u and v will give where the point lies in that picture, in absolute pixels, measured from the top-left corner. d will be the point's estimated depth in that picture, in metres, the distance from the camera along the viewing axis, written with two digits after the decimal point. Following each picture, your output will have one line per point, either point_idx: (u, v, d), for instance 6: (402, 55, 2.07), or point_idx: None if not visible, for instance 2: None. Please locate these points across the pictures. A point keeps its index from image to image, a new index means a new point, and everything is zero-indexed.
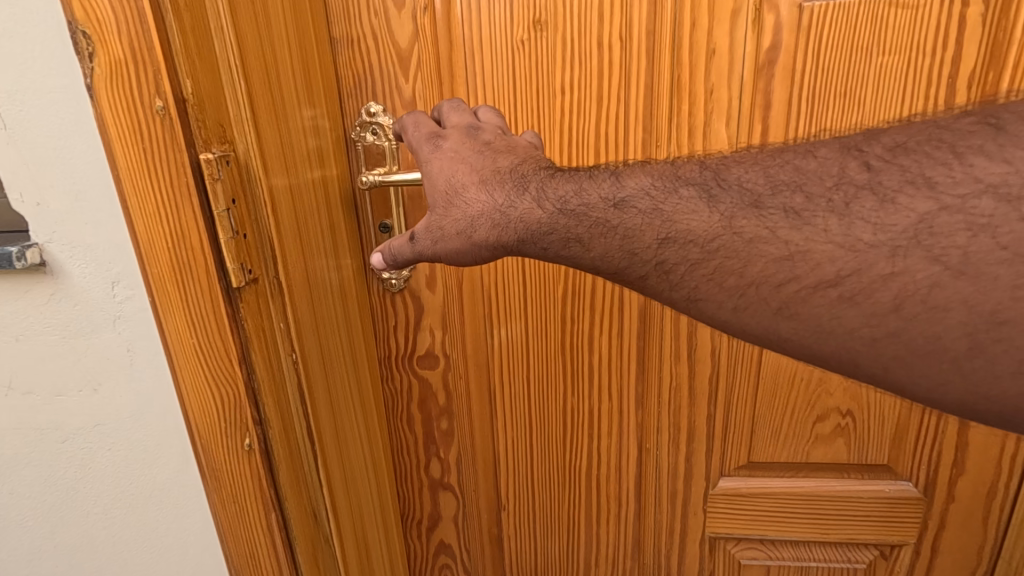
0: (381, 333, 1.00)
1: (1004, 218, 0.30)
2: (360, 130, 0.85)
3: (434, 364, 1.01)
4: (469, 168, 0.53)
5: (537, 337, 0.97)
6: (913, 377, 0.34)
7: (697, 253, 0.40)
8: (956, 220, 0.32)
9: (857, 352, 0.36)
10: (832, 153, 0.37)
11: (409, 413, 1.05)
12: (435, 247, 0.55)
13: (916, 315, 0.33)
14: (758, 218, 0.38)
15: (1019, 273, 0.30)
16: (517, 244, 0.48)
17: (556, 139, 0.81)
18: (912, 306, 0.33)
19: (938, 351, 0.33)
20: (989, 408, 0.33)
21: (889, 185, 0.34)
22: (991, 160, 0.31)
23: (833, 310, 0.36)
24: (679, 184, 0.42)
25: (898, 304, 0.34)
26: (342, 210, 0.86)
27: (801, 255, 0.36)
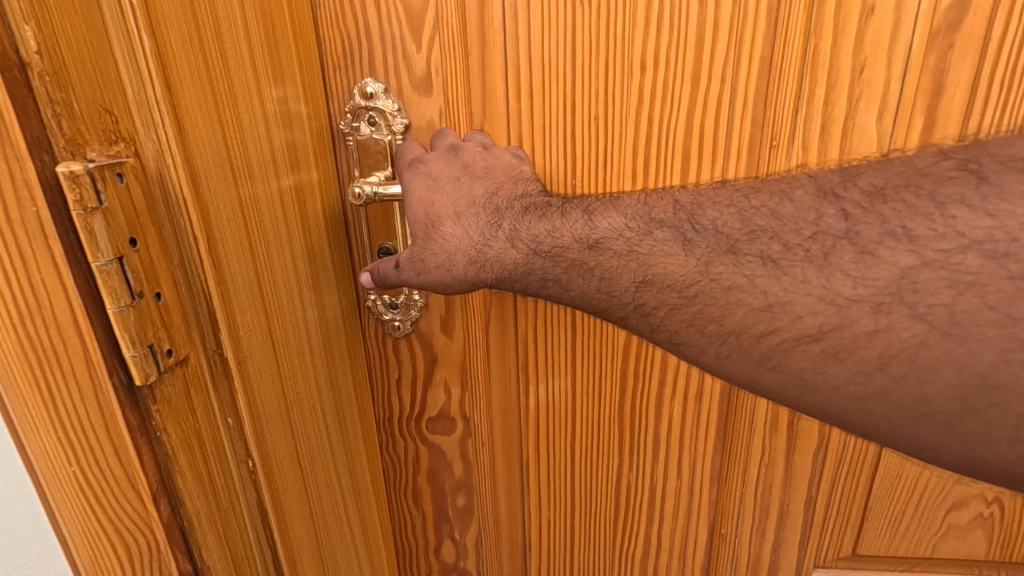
0: (378, 390, 0.61)
1: (989, 276, 0.28)
2: (355, 120, 0.51)
3: (451, 430, 0.62)
4: (449, 198, 0.47)
5: (588, 400, 0.60)
6: (907, 440, 0.32)
7: (677, 298, 0.37)
8: (938, 275, 0.29)
9: (843, 409, 0.33)
10: (809, 199, 0.34)
11: (414, 485, 0.66)
12: (416, 283, 0.49)
13: (903, 376, 0.31)
14: (736, 263, 0.35)
15: (1010, 334, 0.28)
16: (494, 282, 0.46)
17: (610, 168, 0.51)
18: (898, 367, 0.31)
19: (927, 414, 0.31)
20: (986, 470, 0.30)
21: (867, 235, 0.31)
22: (974, 212, 0.28)
23: (821, 368, 0.33)
24: (651, 225, 0.39)
25: (882, 361, 0.31)
26: (313, 212, 0.49)
27: (782, 307, 0.34)
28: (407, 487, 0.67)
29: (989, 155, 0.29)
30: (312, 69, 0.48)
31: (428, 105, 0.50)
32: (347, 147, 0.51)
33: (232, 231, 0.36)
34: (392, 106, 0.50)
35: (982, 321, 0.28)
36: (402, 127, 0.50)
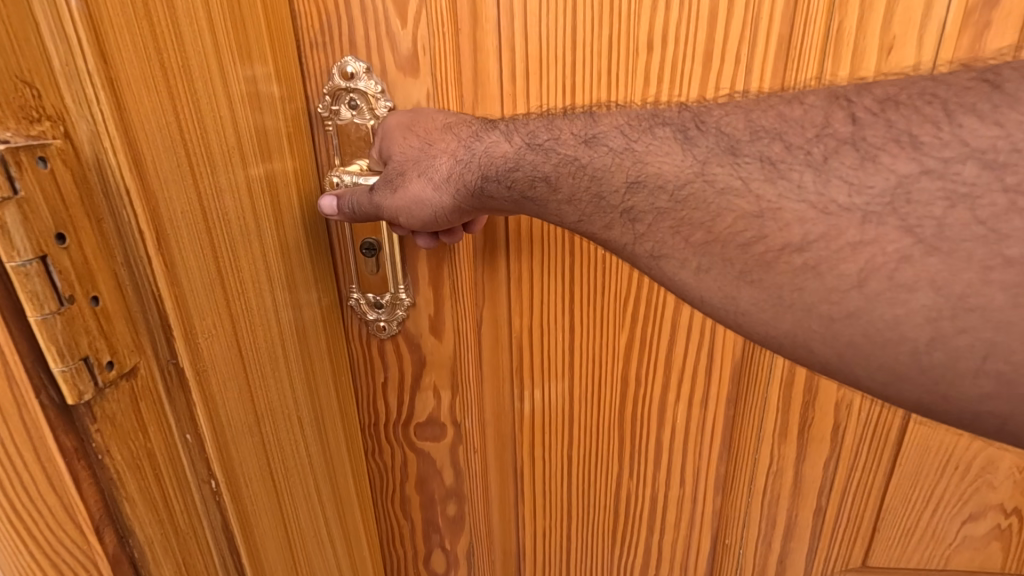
0: (364, 391, 0.60)
1: (983, 188, 0.28)
2: (334, 107, 0.49)
3: (441, 437, 0.61)
4: (428, 121, 0.47)
5: (588, 404, 0.60)
6: (870, 370, 0.31)
7: (670, 203, 0.38)
8: (933, 186, 0.29)
9: (812, 332, 0.32)
10: (819, 104, 0.35)
11: (402, 494, 0.65)
12: (398, 215, 0.47)
13: (878, 294, 0.30)
14: (736, 167, 0.35)
15: (995, 250, 0.27)
16: (479, 182, 0.45)
17: (619, 81, 0.48)
18: (875, 286, 0.30)
19: (894, 339, 0.30)
20: (946, 407, 0.30)
21: (872, 144, 0.31)
22: (981, 124, 0.28)
23: (799, 283, 0.33)
24: (654, 127, 0.40)
25: (861, 277, 0.31)
26: (285, 144, 0.46)
27: (773, 213, 0.33)
28: (393, 490, 0.65)
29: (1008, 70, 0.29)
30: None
31: (415, 86, 0.48)
32: (325, 131, 0.50)
33: (184, 130, 0.35)
34: (372, 88, 0.48)
35: (968, 236, 0.28)
36: (386, 109, 0.49)
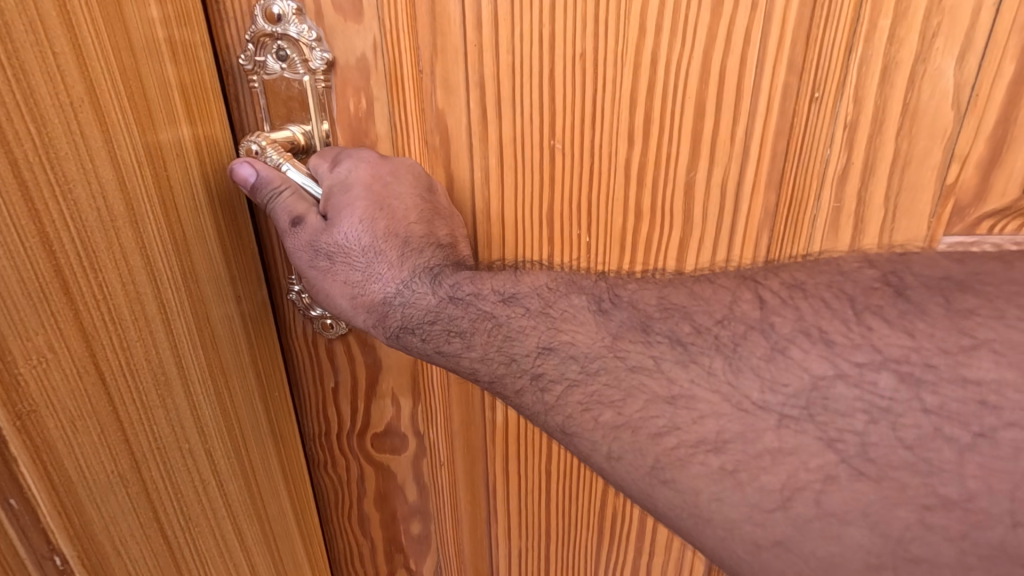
0: (312, 399, 0.47)
1: (905, 404, 0.24)
2: (258, 52, 0.37)
3: (402, 448, 0.49)
4: (393, 211, 0.39)
5: None
6: None
7: (579, 372, 0.32)
8: (848, 392, 0.25)
9: (739, 558, 0.26)
10: (729, 283, 0.31)
11: (361, 510, 0.53)
12: (314, 281, 0.40)
13: (807, 522, 0.24)
14: (647, 344, 0.31)
15: (928, 487, 0.22)
16: (398, 328, 0.39)
17: (598, 115, 0.38)
18: (801, 509, 0.24)
19: None
20: None
21: (780, 336, 0.27)
22: (891, 329, 0.25)
23: (716, 490, 0.27)
24: (572, 293, 0.36)
25: (785, 496, 0.25)
26: (202, 186, 0.35)
27: (683, 402, 0.29)
28: (348, 512, 0.53)
29: (908, 275, 0.27)
30: (185, 8, 0.33)
31: (359, 34, 0.37)
32: (251, 88, 0.38)
33: (65, 277, 0.26)
34: (309, 36, 0.36)
35: (894, 462, 0.23)
36: (323, 63, 0.37)
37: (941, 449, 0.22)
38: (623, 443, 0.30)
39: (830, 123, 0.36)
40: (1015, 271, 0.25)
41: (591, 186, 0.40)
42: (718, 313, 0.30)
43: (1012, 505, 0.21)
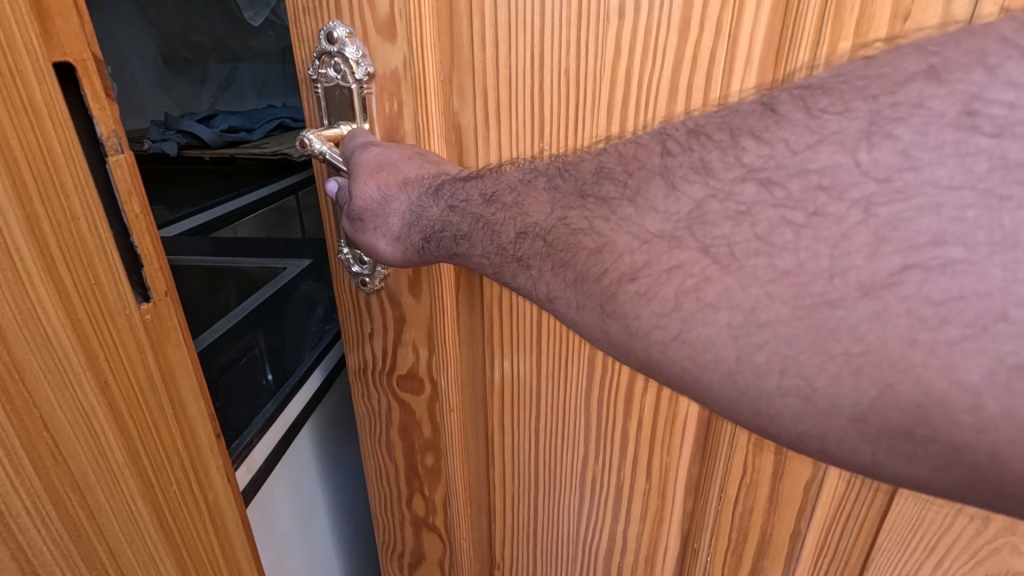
0: (352, 334, 0.60)
1: (760, 206, 0.27)
2: (321, 66, 0.47)
3: (420, 390, 0.61)
4: (396, 169, 0.46)
5: (553, 378, 0.57)
6: (709, 396, 0.30)
7: (542, 247, 0.38)
8: (722, 206, 0.29)
9: (653, 358, 0.31)
10: (648, 140, 0.35)
11: (388, 436, 0.66)
12: (363, 239, 0.50)
13: (691, 315, 0.29)
14: (583, 207, 0.36)
15: (770, 264, 0.26)
16: (422, 243, 0.46)
17: (584, 90, 0.44)
18: (687, 308, 0.29)
19: (712, 360, 0.29)
20: (774, 428, 0.28)
21: (674, 174, 0.31)
22: (758, 143, 0.28)
23: (631, 309, 0.32)
24: (535, 181, 0.40)
25: (677, 301, 0.30)
26: (22, 227, 0.23)
27: (608, 250, 0.34)
28: (376, 437, 0.66)
29: (785, 93, 0.29)
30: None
31: (393, 51, 0.46)
32: (314, 95, 0.48)
33: None
34: (357, 54, 0.46)
35: (749, 253, 0.27)
36: (366, 75, 0.46)
37: (784, 233, 0.26)
38: (574, 288, 0.36)
39: None
40: (870, 68, 0.26)
41: (579, 73, 0.43)
42: (632, 166, 0.34)
43: (831, 264, 0.24)
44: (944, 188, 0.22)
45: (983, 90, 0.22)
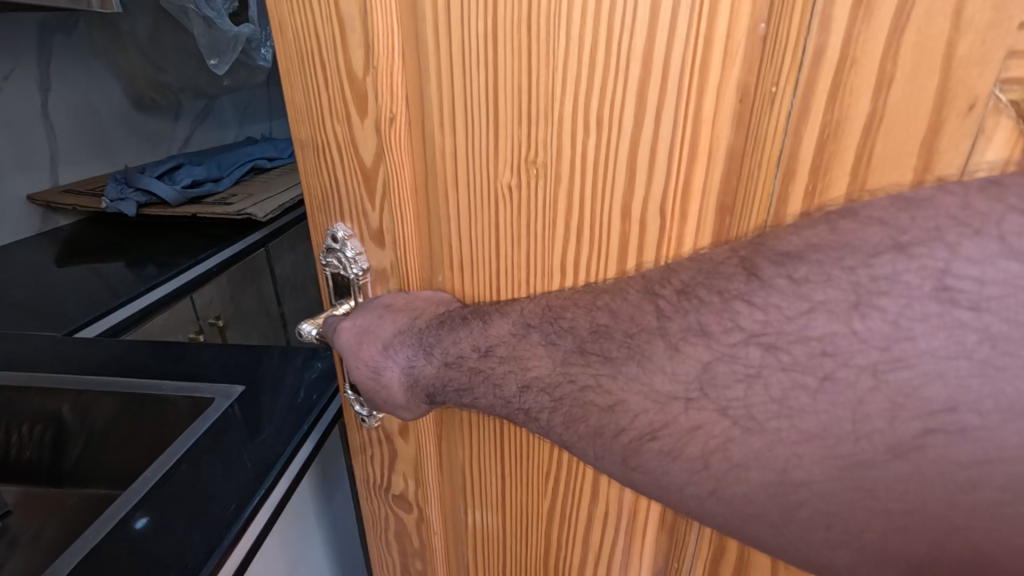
0: (356, 448, 0.58)
1: (768, 369, 0.29)
2: (326, 258, 0.48)
3: (411, 510, 0.57)
4: (377, 334, 0.45)
5: (519, 540, 0.52)
6: (756, 539, 0.31)
7: (551, 404, 0.37)
8: (733, 368, 0.30)
9: (691, 507, 0.33)
10: (634, 297, 0.34)
11: (390, 540, 0.62)
12: (379, 406, 0.48)
13: (726, 471, 0.31)
14: (584, 363, 0.36)
15: (794, 425, 0.29)
16: (429, 398, 0.44)
17: (531, 267, 0.40)
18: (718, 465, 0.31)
19: (753, 511, 0.31)
20: (829, 566, 0.30)
21: (675, 335, 0.32)
22: (751, 307, 0.30)
23: (657, 461, 0.33)
24: (529, 333, 0.38)
25: (706, 459, 0.32)
26: None
27: (621, 408, 0.34)
28: (382, 548, 0.63)
29: (760, 254, 0.30)
30: None
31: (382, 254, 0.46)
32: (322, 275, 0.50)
33: None
34: (355, 253, 0.46)
35: (769, 414, 0.29)
36: (363, 272, 0.47)
37: (799, 396, 0.28)
38: (588, 439, 0.37)
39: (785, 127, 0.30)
40: (840, 234, 0.28)
41: (531, 252, 0.39)
42: (628, 331, 0.34)
43: (856, 425, 0.27)
44: (941, 357, 0.25)
45: (950, 266, 0.25)
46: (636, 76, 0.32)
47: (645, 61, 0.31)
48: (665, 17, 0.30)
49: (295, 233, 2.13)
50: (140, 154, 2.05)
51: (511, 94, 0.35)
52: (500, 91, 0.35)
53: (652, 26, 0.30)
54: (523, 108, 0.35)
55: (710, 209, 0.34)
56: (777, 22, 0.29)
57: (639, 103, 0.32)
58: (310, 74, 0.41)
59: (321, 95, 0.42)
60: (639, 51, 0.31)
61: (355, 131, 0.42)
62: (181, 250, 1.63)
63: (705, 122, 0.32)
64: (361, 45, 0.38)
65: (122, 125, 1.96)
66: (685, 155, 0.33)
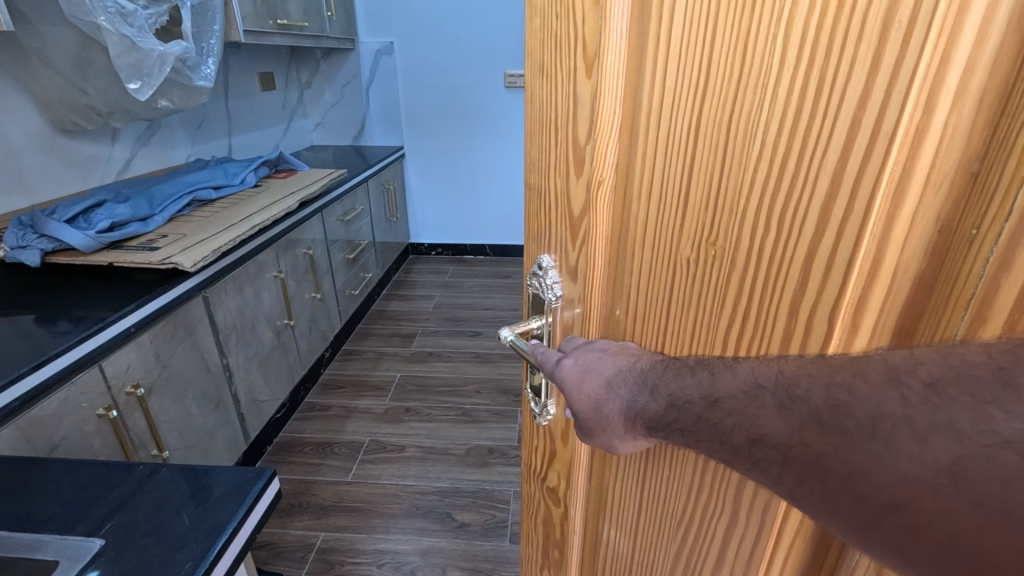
0: (528, 435, 0.69)
1: None
2: (531, 280, 0.60)
3: (558, 502, 0.65)
4: (598, 374, 0.48)
5: (644, 568, 0.55)
6: None
7: (782, 458, 0.33)
8: (990, 468, 0.26)
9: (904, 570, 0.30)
10: (878, 382, 0.29)
11: (539, 519, 0.70)
12: (596, 440, 0.49)
13: None
14: (821, 433, 0.31)
15: None
16: (648, 433, 0.43)
17: (696, 336, 0.44)
18: (965, 548, 0.26)
19: None
20: None
21: (921, 424, 0.28)
22: (1012, 416, 0.25)
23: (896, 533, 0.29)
24: (761, 383, 0.35)
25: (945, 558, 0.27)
26: None
27: (861, 479, 0.30)
28: (529, 522, 0.73)
29: None
30: None
31: (572, 285, 0.55)
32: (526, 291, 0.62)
33: None
34: (554, 280, 0.56)
35: None
36: (555, 297, 0.57)
37: None
38: (817, 498, 0.32)
39: (982, 269, 0.28)
40: None
41: (694, 318, 0.44)
42: (869, 421, 0.29)
43: None
44: None
45: None
46: (824, 189, 0.33)
47: (834, 178, 0.32)
48: (862, 142, 0.30)
49: (238, 274, 1.95)
50: (67, 182, 1.86)
51: (703, 188, 0.40)
52: (693, 182, 0.41)
53: (848, 149, 0.31)
54: (711, 197, 0.39)
55: (887, 324, 0.33)
56: (991, 165, 0.27)
57: (823, 212, 0.33)
58: (546, 136, 0.54)
59: (550, 153, 0.54)
60: (831, 167, 0.32)
61: (570, 184, 0.51)
62: (100, 302, 1.45)
63: (892, 242, 0.31)
64: (587, 120, 0.47)
65: (43, 153, 1.76)
66: (864, 270, 0.32)
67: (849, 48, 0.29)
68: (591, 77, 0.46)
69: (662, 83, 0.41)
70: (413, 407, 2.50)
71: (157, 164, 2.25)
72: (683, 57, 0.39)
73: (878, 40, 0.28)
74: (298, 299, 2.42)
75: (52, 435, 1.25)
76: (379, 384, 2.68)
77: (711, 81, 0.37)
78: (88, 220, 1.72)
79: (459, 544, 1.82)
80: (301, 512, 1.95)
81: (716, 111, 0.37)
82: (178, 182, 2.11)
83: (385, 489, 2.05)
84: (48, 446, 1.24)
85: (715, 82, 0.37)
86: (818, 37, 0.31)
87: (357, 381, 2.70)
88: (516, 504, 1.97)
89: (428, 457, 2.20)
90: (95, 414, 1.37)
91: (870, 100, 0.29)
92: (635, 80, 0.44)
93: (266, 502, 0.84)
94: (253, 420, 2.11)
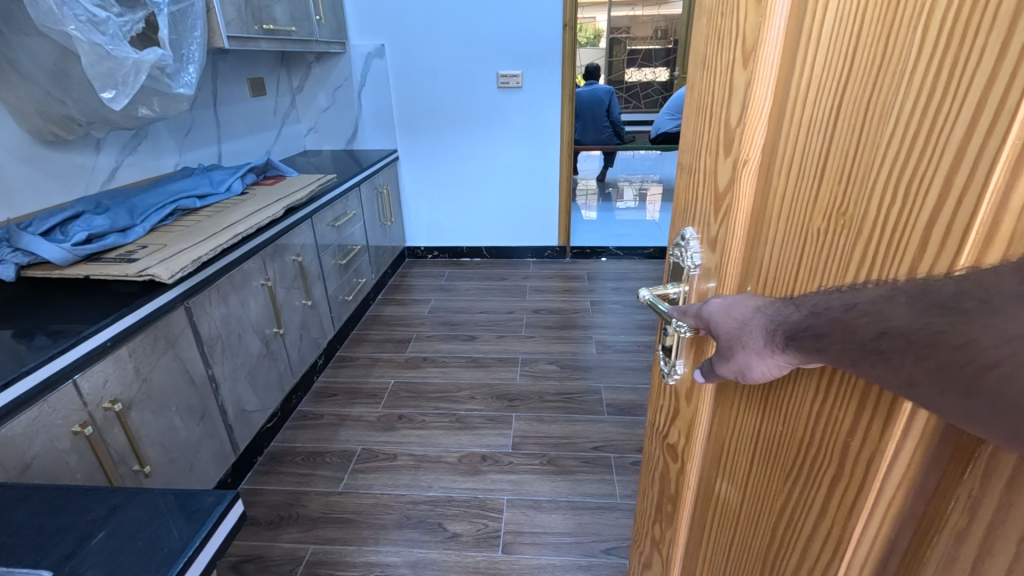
0: (655, 400, 0.80)
1: None
2: (675, 249, 0.66)
3: (676, 457, 0.75)
4: (741, 307, 0.51)
5: (750, 517, 0.61)
6: None
7: (905, 344, 0.34)
8: None
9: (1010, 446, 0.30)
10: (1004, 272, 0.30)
11: (660, 476, 0.81)
12: (732, 366, 0.51)
13: None
14: (943, 314, 0.32)
15: None
16: (785, 342, 0.45)
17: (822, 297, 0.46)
18: None
19: None
20: None
21: None
22: None
23: (1000, 392, 0.29)
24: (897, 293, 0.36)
25: None
26: None
27: (971, 347, 0.30)
28: (652, 481, 0.84)
29: None
30: None
31: (710, 254, 0.60)
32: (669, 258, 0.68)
33: None
34: (694, 250, 0.63)
35: None
36: (693, 265, 0.63)
37: None
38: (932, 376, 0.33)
39: None
40: None
41: (819, 282, 0.46)
42: (983, 297, 0.30)
43: None
44: None
45: None
46: (947, 163, 0.34)
47: (958, 152, 0.33)
48: (986, 121, 0.31)
49: (223, 284, 1.92)
50: (51, 192, 1.82)
51: (838, 162, 0.42)
52: (830, 159, 0.43)
53: (973, 126, 0.32)
54: (845, 172, 0.42)
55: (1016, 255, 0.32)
56: None
57: (945, 183, 0.34)
58: (702, 122, 0.60)
59: (705, 135, 0.59)
60: (957, 142, 0.33)
61: (719, 162, 0.57)
62: (78, 315, 1.42)
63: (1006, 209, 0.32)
64: (740, 105, 0.52)
65: (25, 163, 1.72)
66: (982, 231, 0.33)
67: (981, 36, 0.31)
68: (747, 68, 0.51)
69: (810, 67, 0.44)
70: (405, 415, 2.48)
71: (144, 174, 2.21)
72: (832, 44, 0.42)
73: (1007, 30, 0.30)
74: (288, 308, 2.40)
75: (24, 454, 1.21)
76: (373, 391, 2.65)
77: (855, 65, 0.40)
78: (66, 232, 1.68)
79: (450, 556, 1.80)
80: (290, 524, 1.92)
81: (857, 94, 0.40)
82: (162, 191, 2.08)
83: (376, 499, 2.03)
84: (21, 465, 1.21)
85: (858, 69, 0.39)
86: (954, 23, 0.32)
87: (350, 389, 2.67)
88: (508, 514, 1.96)
89: (421, 466, 2.18)
90: (71, 431, 1.33)
91: (996, 84, 0.31)
92: (788, 64, 0.47)
93: (227, 526, 0.82)
94: (241, 431, 2.07)
